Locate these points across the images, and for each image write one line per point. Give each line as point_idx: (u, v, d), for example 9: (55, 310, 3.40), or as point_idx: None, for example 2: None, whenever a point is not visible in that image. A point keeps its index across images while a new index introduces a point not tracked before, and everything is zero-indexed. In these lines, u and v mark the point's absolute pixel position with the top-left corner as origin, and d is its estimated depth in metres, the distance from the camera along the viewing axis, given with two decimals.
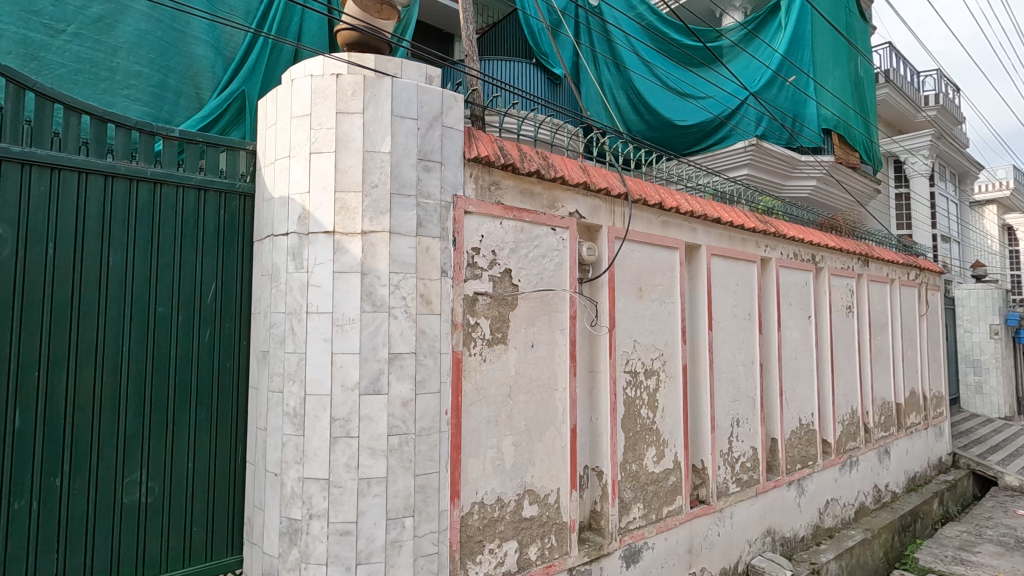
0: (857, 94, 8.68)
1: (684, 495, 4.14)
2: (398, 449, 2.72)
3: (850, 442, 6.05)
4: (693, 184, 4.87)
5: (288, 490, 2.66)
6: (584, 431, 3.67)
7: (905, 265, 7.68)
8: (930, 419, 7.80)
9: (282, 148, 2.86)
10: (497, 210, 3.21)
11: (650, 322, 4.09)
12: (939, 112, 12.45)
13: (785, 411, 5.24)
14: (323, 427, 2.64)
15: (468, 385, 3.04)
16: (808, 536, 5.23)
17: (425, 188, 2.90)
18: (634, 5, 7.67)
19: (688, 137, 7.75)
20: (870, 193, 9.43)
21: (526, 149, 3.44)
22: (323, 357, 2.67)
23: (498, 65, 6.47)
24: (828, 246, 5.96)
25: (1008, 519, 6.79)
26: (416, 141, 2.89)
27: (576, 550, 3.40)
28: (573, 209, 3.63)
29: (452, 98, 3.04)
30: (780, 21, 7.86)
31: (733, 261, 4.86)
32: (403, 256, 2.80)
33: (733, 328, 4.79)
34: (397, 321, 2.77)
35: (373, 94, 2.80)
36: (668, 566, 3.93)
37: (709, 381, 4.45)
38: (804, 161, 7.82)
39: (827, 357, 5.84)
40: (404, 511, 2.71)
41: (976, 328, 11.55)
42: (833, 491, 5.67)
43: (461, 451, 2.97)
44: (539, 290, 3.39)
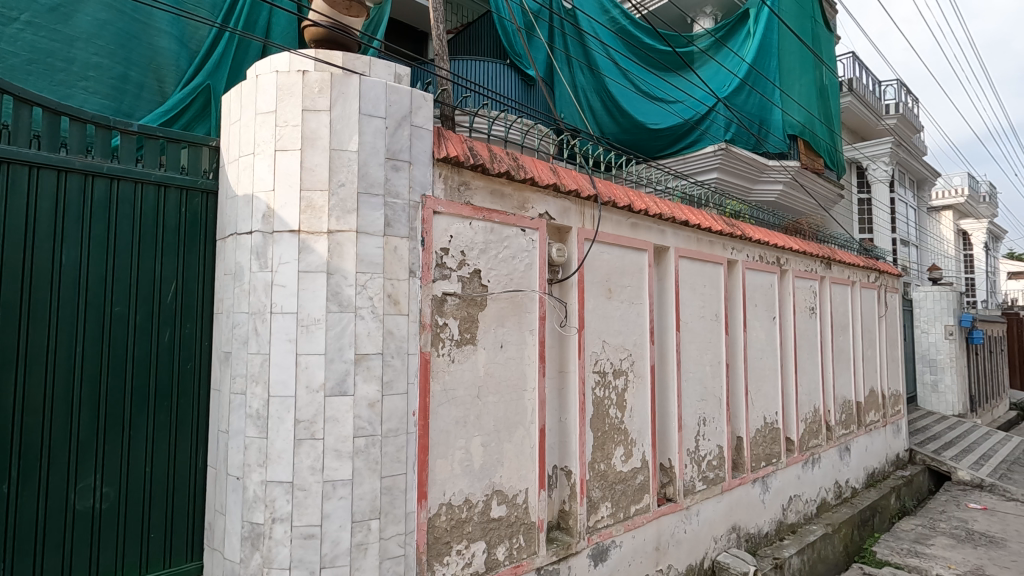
0: (822, 102, 8.94)
1: (652, 493, 4.20)
2: (365, 451, 2.70)
3: (812, 440, 6.23)
4: (662, 187, 4.96)
5: (250, 494, 2.60)
6: (553, 431, 3.70)
7: (866, 268, 7.92)
8: (888, 417, 8.06)
9: (247, 145, 2.80)
10: (466, 210, 3.20)
11: (620, 322, 4.14)
12: (899, 121, 12.93)
13: (751, 410, 5.36)
14: (287, 429, 2.59)
15: (436, 386, 3.02)
16: (772, 532, 5.36)
17: (393, 188, 2.88)
18: (608, 9, 7.73)
19: (661, 140, 7.85)
20: (833, 197, 9.72)
21: (496, 150, 3.44)
22: (287, 358, 2.62)
23: (471, 65, 6.47)
24: (792, 249, 6.12)
25: (960, 512, 7.08)
26: (384, 140, 2.86)
27: (545, 550, 3.41)
28: (543, 210, 3.65)
29: (422, 96, 3.03)
30: (748, 29, 8.04)
31: (701, 263, 4.95)
32: (370, 255, 2.77)
33: (701, 329, 4.88)
34: (364, 322, 2.74)
35: (340, 92, 2.76)
36: (635, 563, 3.98)
37: (677, 380, 4.52)
38: (771, 165, 8.03)
39: (790, 357, 5.99)
40: (370, 513, 2.69)
41: (932, 328, 12.03)
42: (796, 488, 5.82)
43: (429, 452, 2.96)
44: (509, 291, 3.40)
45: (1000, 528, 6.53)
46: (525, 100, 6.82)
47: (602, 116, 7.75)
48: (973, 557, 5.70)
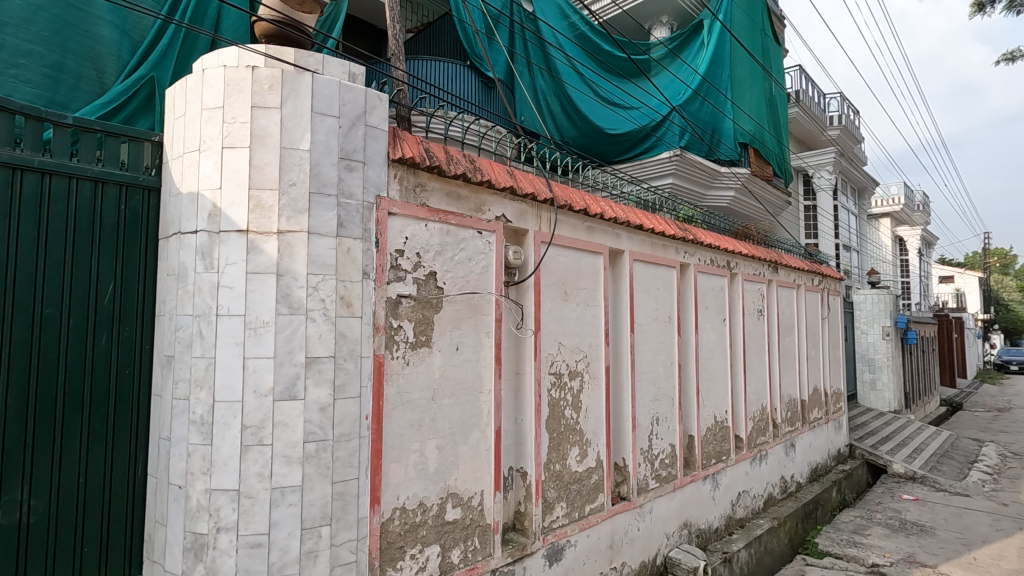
0: (771, 113, 9.31)
1: (606, 492, 4.27)
2: (315, 456, 2.64)
3: (760, 437, 6.47)
4: (617, 192, 5.07)
5: (193, 503, 2.50)
6: (508, 433, 3.72)
7: (810, 272, 8.27)
8: (830, 414, 8.45)
9: (192, 141, 2.71)
10: (422, 212, 3.18)
11: (575, 324, 4.19)
12: (841, 132, 13.60)
13: (702, 409, 5.52)
14: (234, 435, 2.52)
15: (390, 389, 2.99)
16: (721, 527, 5.53)
17: (347, 188, 2.84)
18: (567, 14, 7.82)
19: (619, 145, 7.99)
20: (780, 204, 10.13)
21: (453, 152, 3.43)
22: (234, 361, 2.54)
23: (430, 66, 6.42)
24: (742, 253, 6.33)
25: (895, 503, 7.50)
26: (337, 140, 2.82)
27: (499, 551, 3.42)
28: (500, 213, 3.66)
29: (376, 96, 2.99)
30: (702, 40, 8.27)
31: (655, 266, 5.08)
32: (322, 256, 2.72)
33: (655, 330, 5.00)
34: (315, 324, 2.68)
35: (292, 89, 2.71)
36: (590, 562, 4.03)
37: (631, 380, 4.62)
38: (722, 172, 8.32)
39: (739, 357, 6.20)
40: (320, 520, 2.63)
41: (871, 329, 12.70)
42: (744, 484, 6.02)
43: (382, 456, 2.92)
44: (465, 293, 3.39)
45: (930, 517, 6.94)
46: (485, 102, 6.82)
47: (562, 120, 7.84)
48: (905, 546, 6.04)
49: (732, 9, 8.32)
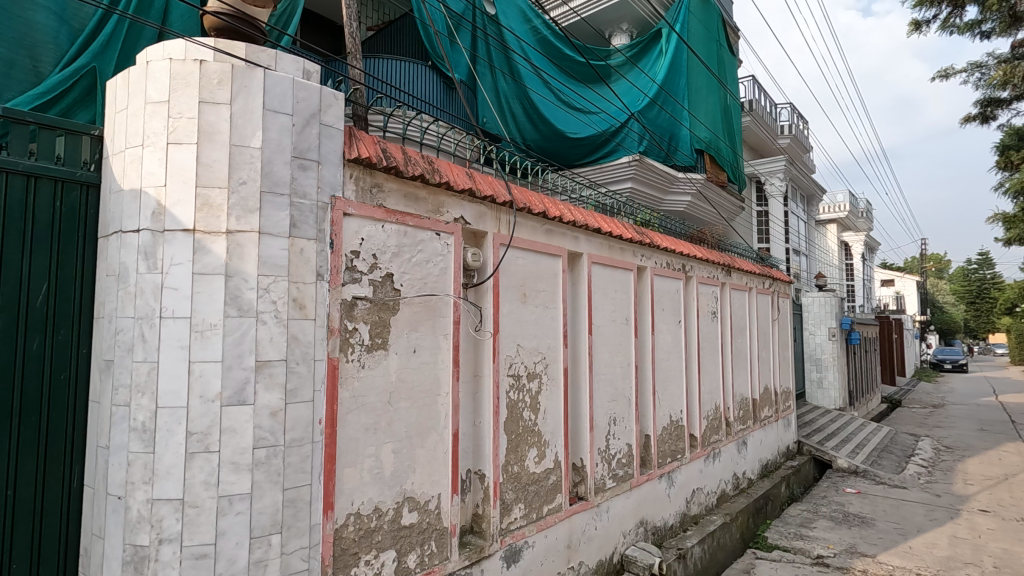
0: (725, 121, 9.61)
1: (564, 492, 4.32)
2: (265, 463, 2.57)
3: (713, 435, 6.66)
4: (576, 195, 5.14)
5: (133, 514, 2.39)
6: (466, 435, 3.71)
7: (761, 275, 8.58)
8: (780, 412, 8.78)
9: (135, 136, 2.60)
10: (378, 213, 3.14)
11: (534, 326, 4.22)
12: (791, 141, 14.17)
13: (658, 409, 5.64)
14: (178, 443, 2.42)
15: (345, 393, 2.94)
16: (676, 524, 5.67)
17: (300, 188, 2.78)
18: (529, 18, 7.81)
19: (580, 149, 8.07)
20: (734, 209, 10.46)
21: (411, 153, 3.40)
22: (179, 366, 2.45)
23: (391, 65, 6.33)
24: (696, 257, 6.51)
25: (839, 497, 7.86)
26: (291, 138, 2.75)
27: (456, 555, 3.40)
28: (458, 215, 3.65)
29: (332, 95, 2.94)
30: (660, 48, 8.45)
31: (613, 269, 5.16)
32: (274, 257, 2.66)
33: (612, 332, 5.09)
34: (266, 327, 2.61)
35: (242, 85, 2.63)
36: (547, 562, 4.06)
37: (588, 381, 4.69)
38: (679, 177, 8.55)
39: (694, 358, 6.37)
40: (271, 528, 2.56)
41: (818, 330, 13.28)
42: (698, 481, 6.19)
43: (336, 461, 2.86)
44: (422, 295, 3.37)
45: (870, 509, 7.30)
46: (446, 103, 6.78)
47: (523, 122, 7.87)
48: (848, 537, 6.33)
49: (689, 20, 8.55)
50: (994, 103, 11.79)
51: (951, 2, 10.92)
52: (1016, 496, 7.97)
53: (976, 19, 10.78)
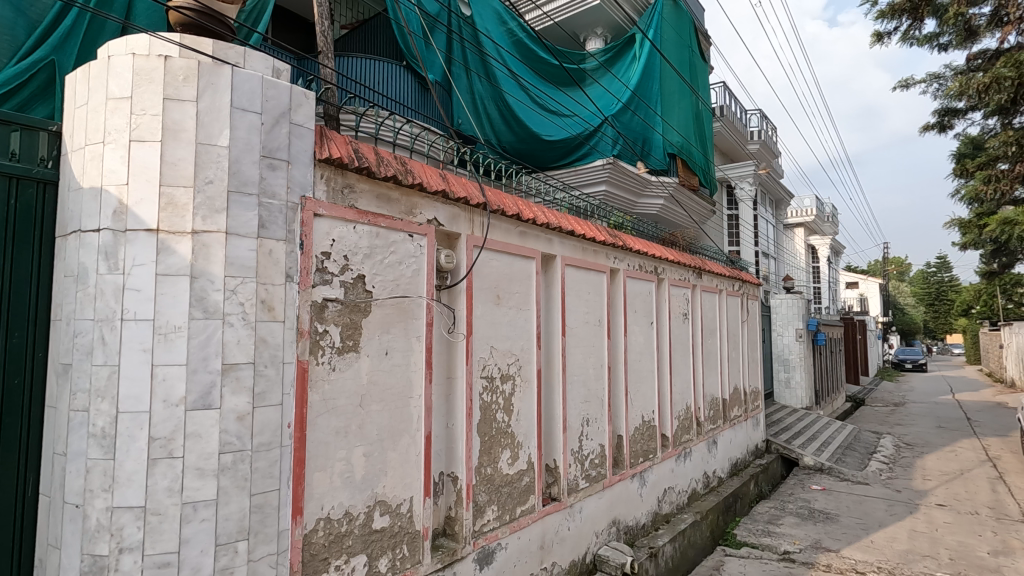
0: (697, 126, 9.80)
1: (537, 494, 4.33)
2: (231, 468, 2.52)
3: (684, 435, 6.77)
4: (550, 198, 5.17)
5: (92, 523, 2.31)
6: (439, 438, 3.69)
7: (731, 278, 8.75)
8: (749, 411, 8.97)
9: (95, 132, 2.52)
10: (350, 213, 3.10)
11: (508, 327, 4.23)
12: (760, 147, 14.52)
13: (630, 410, 5.71)
14: (140, 449, 2.35)
15: (315, 396, 2.90)
16: (648, 523, 5.74)
17: (269, 187, 2.73)
18: (504, 20, 7.82)
19: (555, 151, 8.12)
20: (705, 213, 10.66)
21: (384, 154, 3.37)
22: (141, 369, 2.38)
23: (365, 64, 6.27)
24: (668, 259, 6.61)
25: (805, 494, 8.07)
26: (259, 137, 2.71)
27: (429, 558, 3.38)
28: (431, 216, 3.64)
29: (302, 94, 2.90)
30: (634, 53, 8.55)
31: (586, 271, 5.21)
32: (242, 258, 2.61)
33: (585, 333, 5.13)
34: (233, 329, 2.56)
35: (209, 82, 2.57)
36: (520, 564, 4.07)
37: (562, 382, 4.71)
38: (652, 181, 8.68)
39: (666, 359, 6.46)
40: (237, 535, 2.51)
41: (785, 331, 13.62)
42: (670, 480, 6.28)
43: (306, 465, 2.82)
44: (394, 297, 3.34)
45: (835, 505, 7.51)
46: (421, 104, 6.74)
47: (498, 124, 7.87)
48: (813, 533, 6.50)
49: (662, 26, 8.69)
50: (951, 113, 12.29)
51: (911, 14, 11.34)
52: (970, 490, 8.30)
53: (934, 31, 11.22)
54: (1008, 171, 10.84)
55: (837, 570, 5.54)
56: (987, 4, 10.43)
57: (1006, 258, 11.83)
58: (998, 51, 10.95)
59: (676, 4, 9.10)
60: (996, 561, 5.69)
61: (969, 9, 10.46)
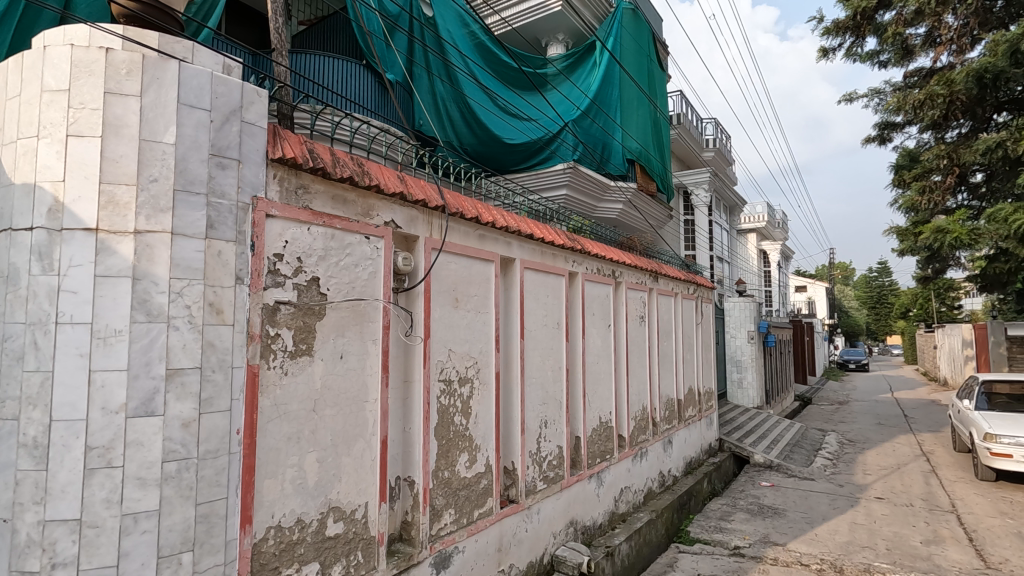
0: (655, 133, 10.03)
1: (495, 496, 4.34)
2: (175, 477, 2.43)
3: (641, 435, 6.91)
4: (509, 201, 5.20)
5: (22, 538, 2.20)
6: (396, 442, 3.66)
7: (686, 281, 8.99)
8: (702, 411, 9.23)
9: (29, 127, 2.40)
10: (304, 215, 3.04)
11: (466, 331, 4.22)
12: (715, 154, 15.00)
13: (588, 411, 5.79)
14: (75, 459, 2.24)
15: (265, 401, 2.82)
16: (604, 522, 5.84)
17: (218, 187, 2.65)
18: (466, 22, 7.82)
19: (517, 154, 8.14)
20: (663, 218, 10.93)
21: (340, 155, 3.32)
22: (78, 375, 2.27)
23: (323, 61, 6.14)
24: (625, 263, 6.74)
25: (755, 490, 8.36)
26: (208, 135, 2.63)
27: (384, 564, 3.34)
28: (389, 218, 3.60)
29: (254, 92, 2.83)
30: (594, 60, 8.70)
31: (545, 275, 5.26)
32: (188, 259, 2.52)
33: (544, 336, 5.18)
34: (178, 333, 2.47)
35: (154, 76, 2.49)
36: (478, 566, 4.07)
37: (520, 384, 4.74)
38: (611, 186, 8.87)
39: (622, 361, 6.59)
40: (181, 546, 2.42)
41: (738, 333, 14.10)
42: (626, 480, 6.40)
43: (256, 473, 2.74)
44: (350, 299, 3.29)
45: (782, 500, 7.82)
46: (381, 103, 6.64)
47: (460, 125, 7.83)
48: (761, 528, 6.75)
49: (621, 35, 8.88)
50: (890, 126, 13.01)
51: (854, 32, 11.97)
52: (906, 483, 8.79)
53: (875, 49, 11.87)
54: (941, 182, 11.82)
55: (783, 563, 5.76)
56: (922, 26, 11.12)
57: (938, 265, 12.57)
58: (931, 69, 11.73)
59: (635, 13, 9.30)
60: (928, 549, 6.05)
61: (906, 29, 11.12)
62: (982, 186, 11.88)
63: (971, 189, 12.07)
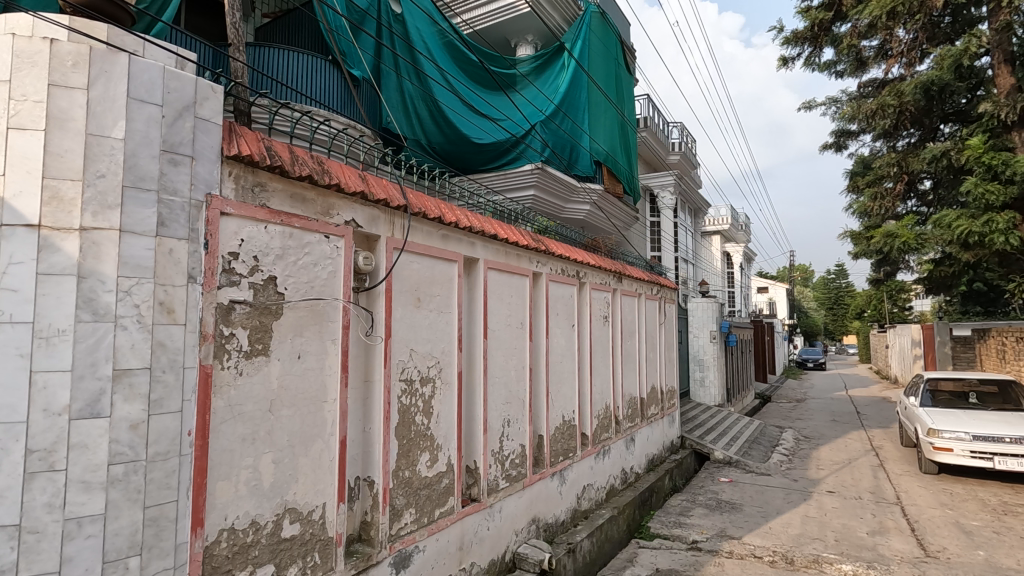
0: (621, 136, 10.21)
1: (456, 495, 4.36)
2: (123, 480, 2.38)
3: (603, 433, 7.02)
4: (475, 201, 5.22)
5: None
6: (355, 442, 3.65)
7: (650, 282, 9.17)
8: (665, 409, 9.42)
9: None
10: (260, 213, 3.00)
11: (427, 330, 4.23)
12: (681, 158, 15.35)
13: (551, 409, 5.87)
14: (13, 463, 2.16)
15: (219, 402, 2.77)
16: (567, 519, 5.91)
17: (170, 184, 2.60)
18: (436, 21, 7.75)
19: (485, 154, 8.18)
20: (629, 219, 11.12)
21: (299, 153, 3.29)
22: (17, 377, 2.19)
23: (286, 56, 6.05)
24: (589, 264, 6.84)
25: (714, 486, 8.60)
26: (160, 130, 2.58)
27: (341, 564, 3.32)
28: (349, 218, 3.58)
29: (209, 87, 2.78)
30: (562, 63, 8.76)
31: (509, 275, 5.30)
32: (137, 258, 2.47)
33: (507, 336, 5.21)
34: (127, 333, 2.42)
35: (102, 69, 2.43)
36: (438, 565, 4.08)
37: (482, 383, 4.77)
38: (579, 188, 9.01)
39: (586, 360, 6.69)
40: (128, 551, 2.37)
41: (701, 333, 14.45)
42: (588, 477, 6.49)
43: (208, 475, 2.69)
44: (309, 299, 3.26)
45: (739, 495, 8.07)
46: (347, 101, 6.55)
47: (428, 124, 7.80)
48: (719, 522, 6.95)
49: (589, 38, 9.01)
50: (845, 134, 13.54)
51: (811, 42, 12.43)
52: (855, 477, 9.18)
53: (831, 59, 12.35)
54: (892, 189, 12.36)
55: (738, 556, 5.96)
56: (875, 39, 11.57)
57: (890, 267, 13.11)
58: (884, 81, 12.25)
59: (602, 17, 9.45)
60: (873, 540, 6.33)
61: (860, 41, 11.58)
62: (930, 193, 12.49)
63: (920, 196, 12.67)
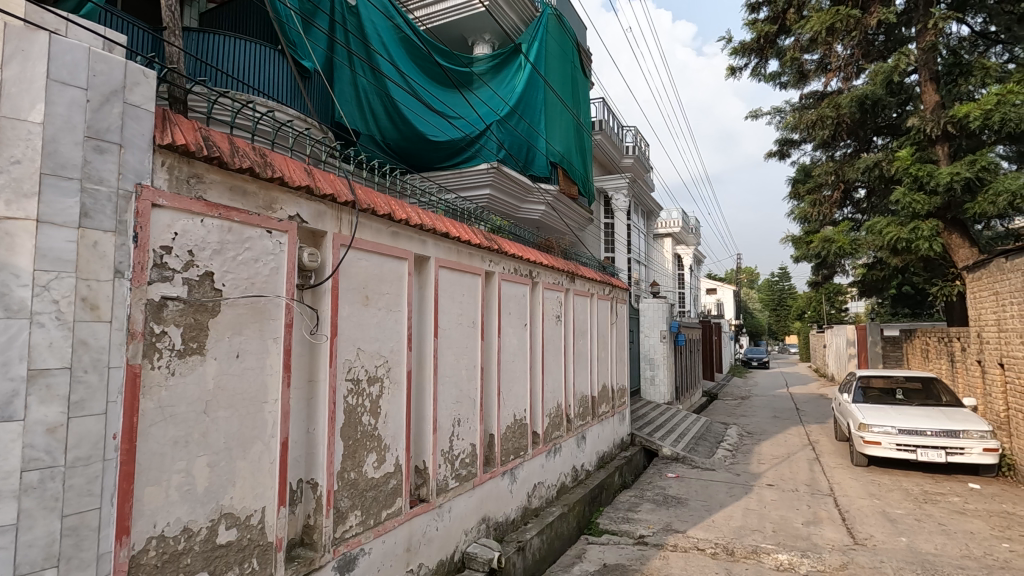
0: (577, 138, 10.34)
1: (404, 496, 4.30)
2: (38, 488, 2.23)
3: (555, 432, 7.09)
4: (426, 199, 5.16)
5: None
6: (298, 444, 3.54)
7: (602, 282, 9.31)
8: (616, 407, 9.59)
9: None
10: (197, 206, 2.87)
11: (376, 329, 4.15)
12: (634, 161, 15.68)
13: (502, 408, 5.88)
14: None
15: (148, 404, 2.64)
16: (517, 518, 5.94)
17: (95, 172, 2.45)
18: (391, 15, 7.65)
19: (440, 151, 8.12)
20: (582, 221, 11.27)
21: (240, 144, 3.16)
22: None
23: (231, 43, 5.83)
24: (542, 264, 6.88)
25: (661, 482, 8.84)
26: (84, 115, 2.43)
27: (282, 570, 3.22)
28: (293, 213, 3.47)
29: (140, 72, 2.65)
30: (519, 63, 8.80)
31: (460, 273, 5.27)
32: (58, 250, 2.31)
33: (458, 335, 5.19)
34: (44, 330, 2.26)
35: (19, 48, 2.27)
36: (385, 567, 4.02)
37: (432, 383, 4.73)
38: (534, 189, 9.07)
39: (538, 359, 6.74)
40: (43, 563, 2.22)
41: (652, 333, 14.81)
42: (539, 476, 6.54)
43: (135, 480, 2.56)
44: (249, 297, 3.14)
45: (685, 490, 8.32)
46: (295, 91, 6.34)
47: (382, 119, 7.67)
48: (665, 517, 7.15)
49: (545, 40, 9.06)
50: (788, 143, 14.16)
51: (758, 53, 12.92)
52: (793, 470, 9.62)
53: (776, 71, 12.91)
54: (830, 197, 13.03)
55: (682, 548, 6.14)
56: (815, 53, 12.15)
57: (827, 271, 13.84)
58: (824, 93, 12.88)
59: (559, 19, 9.53)
60: (808, 530, 6.65)
61: (802, 55, 12.12)
62: (864, 202, 13.30)
63: (855, 204, 13.47)
